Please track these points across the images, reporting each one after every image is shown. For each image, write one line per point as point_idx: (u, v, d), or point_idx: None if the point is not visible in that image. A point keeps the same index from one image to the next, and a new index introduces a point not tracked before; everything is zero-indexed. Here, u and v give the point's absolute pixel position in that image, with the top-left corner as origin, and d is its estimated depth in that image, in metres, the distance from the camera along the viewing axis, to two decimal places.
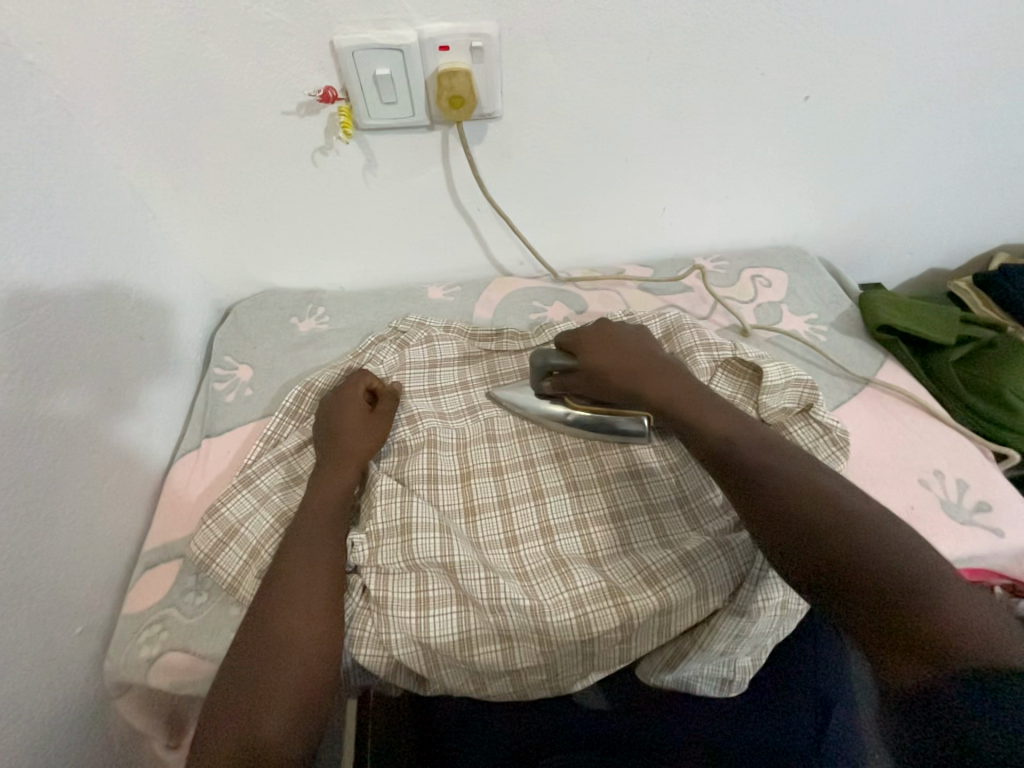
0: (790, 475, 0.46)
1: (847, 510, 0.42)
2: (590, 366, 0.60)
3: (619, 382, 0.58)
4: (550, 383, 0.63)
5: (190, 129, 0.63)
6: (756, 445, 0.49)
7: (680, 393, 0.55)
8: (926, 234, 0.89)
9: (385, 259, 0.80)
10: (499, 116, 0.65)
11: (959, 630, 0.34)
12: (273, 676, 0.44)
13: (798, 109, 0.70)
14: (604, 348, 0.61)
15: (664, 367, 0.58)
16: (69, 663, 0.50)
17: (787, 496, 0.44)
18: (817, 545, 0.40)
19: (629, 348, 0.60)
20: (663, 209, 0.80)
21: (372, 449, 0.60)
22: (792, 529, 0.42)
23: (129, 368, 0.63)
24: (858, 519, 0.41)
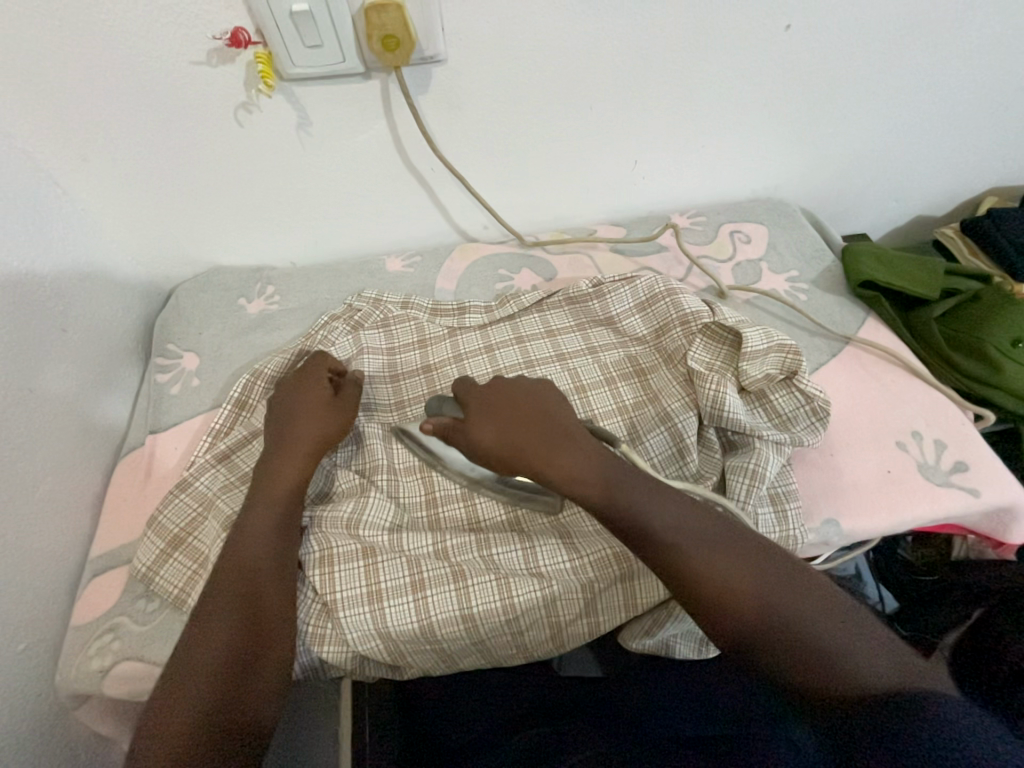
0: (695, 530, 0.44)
1: (742, 565, 0.42)
2: (474, 442, 0.51)
3: (529, 459, 0.48)
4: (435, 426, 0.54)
5: (85, 85, 0.55)
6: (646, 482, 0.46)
7: (554, 414, 0.51)
8: (915, 179, 0.84)
9: (336, 228, 0.74)
10: (443, 59, 0.58)
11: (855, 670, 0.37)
12: (255, 679, 0.43)
13: (778, 40, 0.63)
14: (477, 399, 0.53)
15: (535, 400, 0.52)
16: (17, 681, 0.48)
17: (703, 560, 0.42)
18: (747, 604, 0.41)
19: (503, 385, 0.53)
20: (635, 162, 0.74)
21: (320, 448, 0.54)
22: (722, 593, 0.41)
23: (53, 364, 0.57)
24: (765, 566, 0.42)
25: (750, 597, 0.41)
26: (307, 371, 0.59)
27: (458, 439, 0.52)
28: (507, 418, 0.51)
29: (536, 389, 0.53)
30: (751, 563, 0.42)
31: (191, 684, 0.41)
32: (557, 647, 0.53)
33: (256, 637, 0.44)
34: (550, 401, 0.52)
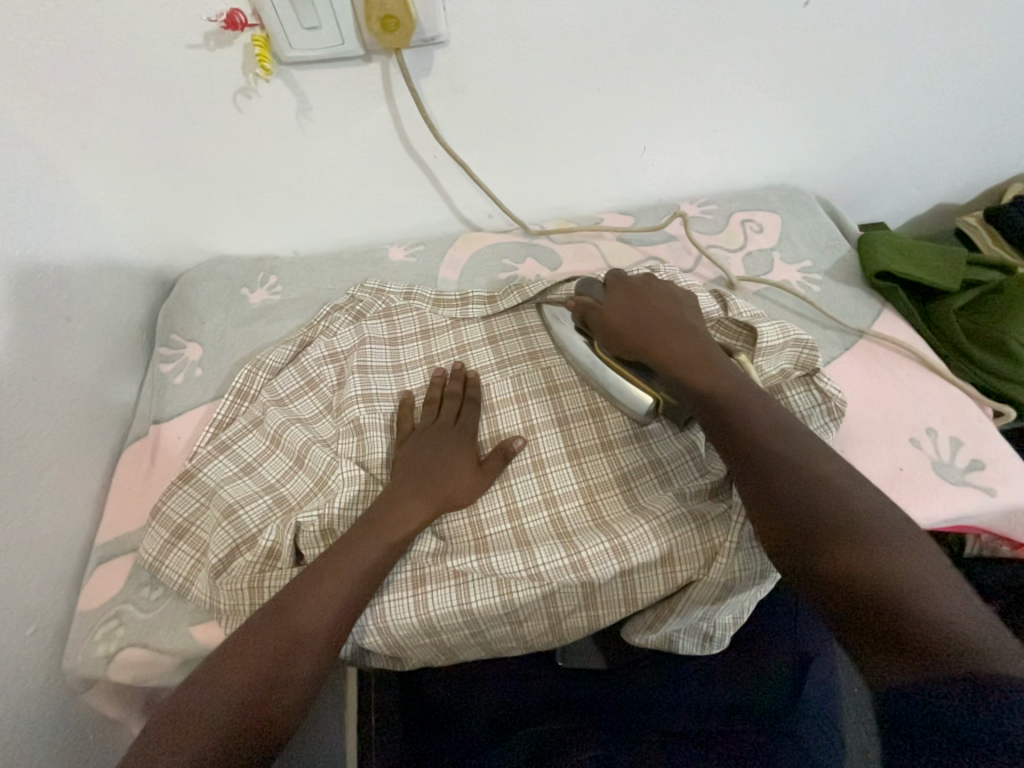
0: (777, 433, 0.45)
1: (794, 469, 0.42)
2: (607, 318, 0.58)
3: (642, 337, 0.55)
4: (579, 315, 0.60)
5: (82, 71, 0.54)
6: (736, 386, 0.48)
7: (687, 352, 0.53)
8: (936, 165, 0.81)
9: (338, 217, 0.73)
10: (445, 42, 0.56)
11: (944, 617, 0.33)
12: (296, 662, 0.42)
13: (795, 19, 0.61)
14: (626, 302, 0.58)
15: (683, 329, 0.55)
16: (25, 666, 0.49)
17: (780, 457, 0.43)
18: (796, 502, 0.41)
19: (653, 309, 0.57)
20: (643, 148, 0.71)
21: (425, 465, 0.55)
22: (793, 491, 0.42)
23: (57, 353, 0.58)
24: (848, 483, 0.41)
25: (801, 500, 0.41)
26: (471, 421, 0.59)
27: (593, 317, 0.59)
28: (665, 340, 0.54)
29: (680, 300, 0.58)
30: (843, 520, 0.39)
31: (240, 661, 0.41)
32: (557, 640, 0.53)
33: (298, 634, 0.43)
34: (700, 340, 0.54)
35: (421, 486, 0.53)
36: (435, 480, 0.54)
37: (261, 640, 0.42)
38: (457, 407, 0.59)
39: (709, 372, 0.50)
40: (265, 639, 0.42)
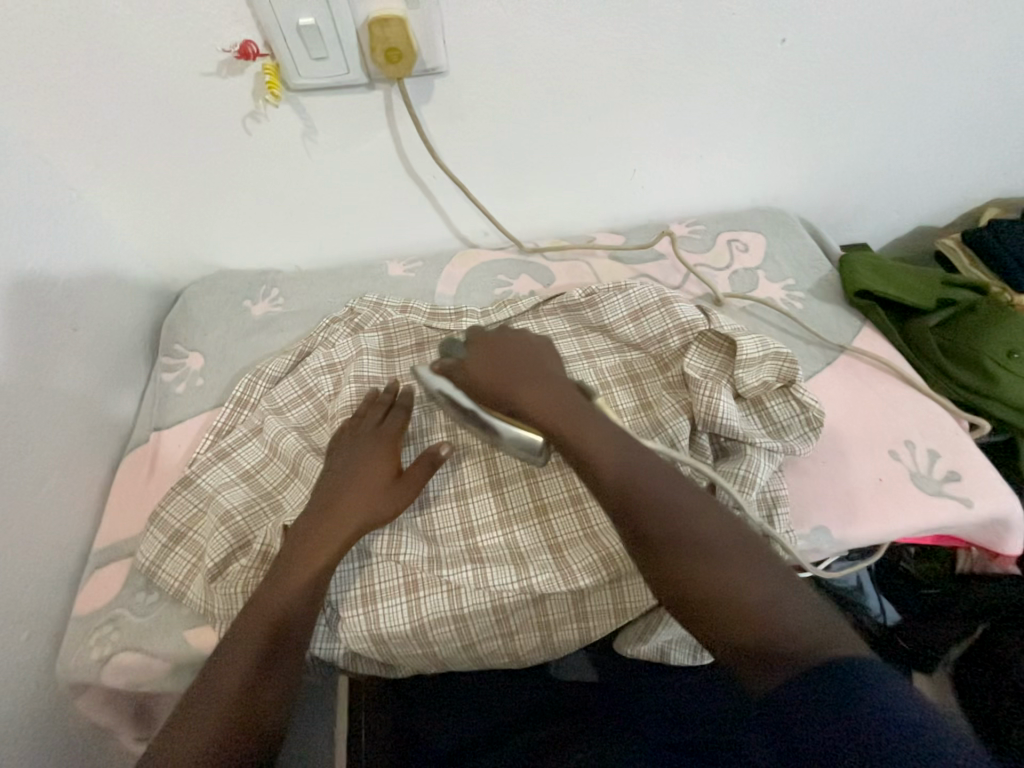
0: (655, 483, 0.46)
1: (671, 517, 0.44)
2: (472, 372, 0.55)
3: (525, 386, 0.53)
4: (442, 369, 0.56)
5: (98, 95, 0.57)
6: (611, 431, 0.48)
7: (552, 399, 0.51)
8: (914, 190, 0.84)
9: (339, 234, 0.76)
10: (444, 72, 0.60)
11: (799, 633, 0.38)
12: (285, 646, 0.45)
13: (773, 55, 0.65)
14: (484, 356, 0.56)
15: (546, 375, 0.54)
16: (19, 669, 0.49)
17: (658, 508, 0.44)
18: (678, 552, 0.43)
19: (515, 351, 0.56)
20: (633, 171, 0.75)
21: (352, 480, 0.52)
22: (674, 545, 0.43)
23: (62, 362, 0.59)
24: (707, 529, 0.43)
25: (683, 549, 0.43)
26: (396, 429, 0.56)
27: (455, 376, 0.55)
28: (514, 386, 0.53)
29: (535, 346, 0.57)
30: (729, 562, 0.42)
31: (227, 658, 0.44)
32: (549, 652, 0.54)
33: (278, 627, 0.45)
34: (561, 381, 0.53)
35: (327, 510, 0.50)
36: (355, 496, 0.51)
37: (245, 634, 0.45)
38: (382, 414, 0.57)
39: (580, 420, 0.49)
40: (248, 631, 0.45)
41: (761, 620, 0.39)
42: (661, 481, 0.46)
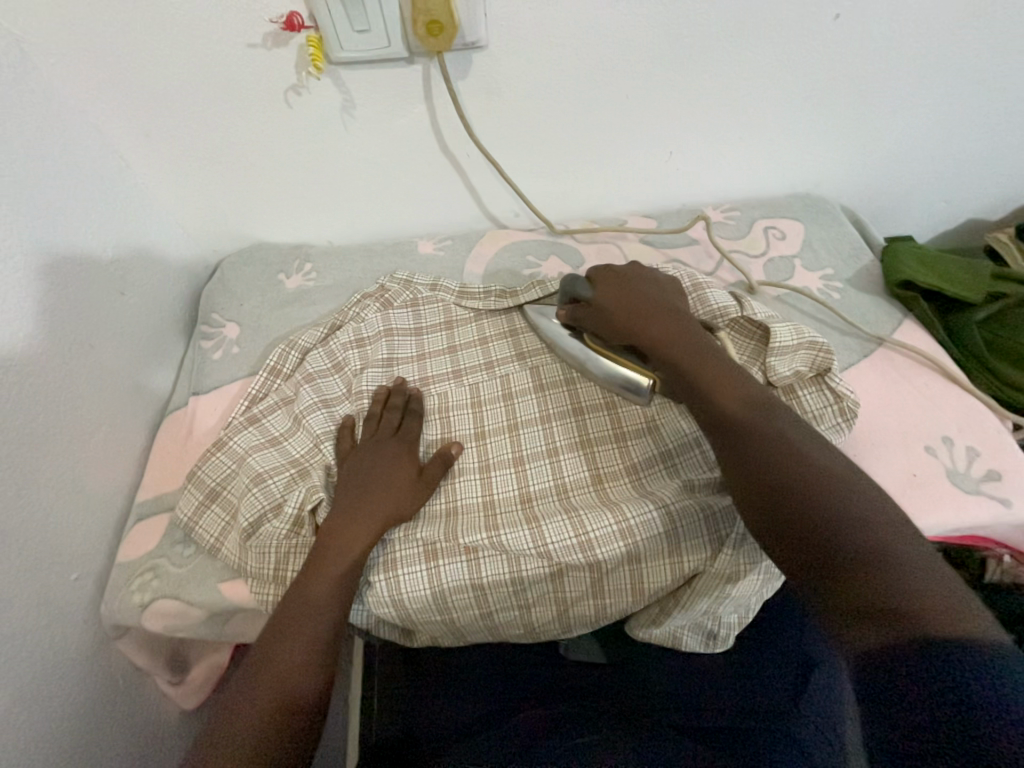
0: (740, 409, 0.46)
1: (780, 452, 0.43)
2: (601, 304, 0.57)
3: (631, 320, 0.55)
4: (568, 309, 0.59)
5: (149, 65, 0.59)
6: (710, 367, 0.49)
7: (677, 341, 0.52)
8: (968, 180, 0.80)
9: (372, 210, 0.76)
10: (483, 46, 0.59)
11: (900, 588, 0.33)
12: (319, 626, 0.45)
13: (825, 32, 0.62)
14: (613, 286, 0.57)
15: (680, 315, 0.54)
16: (68, 608, 0.53)
17: (765, 442, 0.44)
18: (789, 482, 0.41)
19: (640, 292, 0.56)
20: (670, 153, 0.73)
21: (377, 479, 0.54)
22: (757, 468, 0.43)
23: (110, 324, 0.62)
24: (815, 466, 0.41)
25: (791, 481, 0.41)
26: (414, 433, 0.59)
27: (581, 316, 0.58)
28: (639, 320, 0.54)
29: (665, 287, 0.58)
30: (836, 506, 0.38)
31: (269, 647, 0.44)
32: (564, 628, 0.55)
33: (312, 607, 0.46)
34: (677, 316, 0.54)
35: (354, 504, 0.52)
36: (380, 494, 0.53)
37: (284, 621, 0.45)
38: (398, 418, 0.60)
39: (693, 355, 0.51)
40: (287, 618, 0.46)
41: (869, 568, 0.35)
42: (765, 421, 0.45)
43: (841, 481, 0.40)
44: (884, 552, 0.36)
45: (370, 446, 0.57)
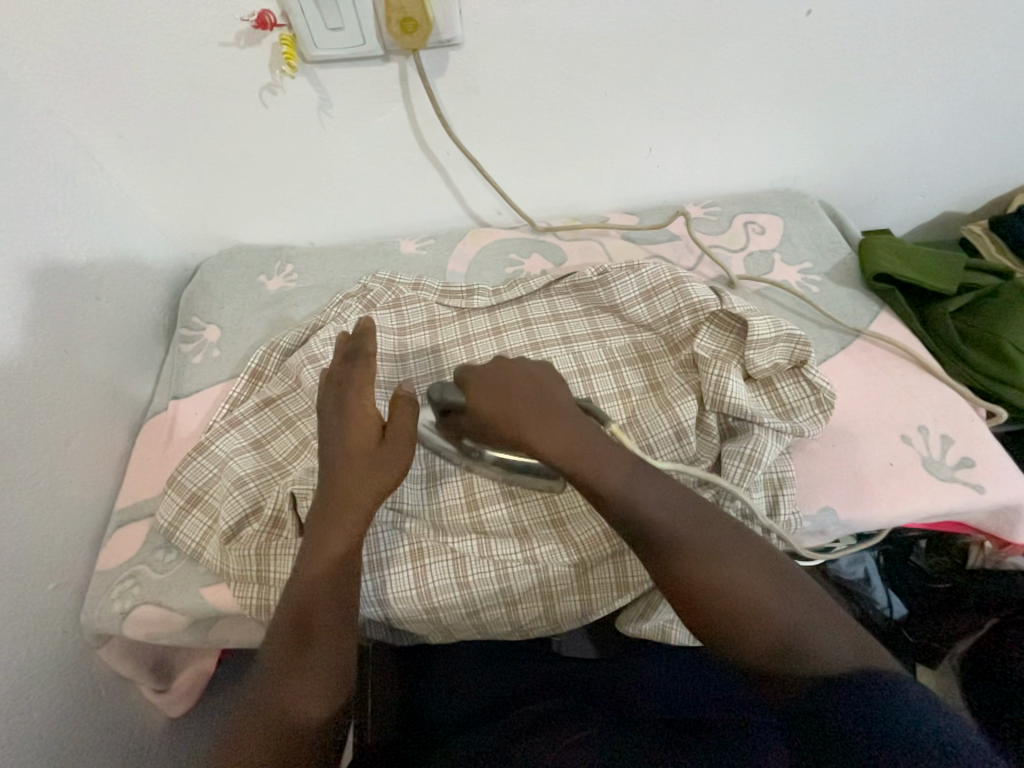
0: (657, 501, 0.46)
1: (692, 553, 0.44)
2: (475, 409, 0.51)
3: (513, 419, 0.49)
4: (442, 421, 0.55)
5: (120, 65, 0.58)
6: (615, 461, 0.47)
7: (578, 442, 0.48)
8: (942, 174, 0.82)
9: (353, 210, 0.76)
10: (460, 43, 0.59)
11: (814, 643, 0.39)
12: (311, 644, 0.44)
13: (798, 28, 0.63)
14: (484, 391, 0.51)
15: (564, 410, 0.50)
16: (47, 618, 0.52)
17: (678, 532, 0.45)
18: (702, 579, 0.43)
19: (519, 385, 0.51)
20: (649, 149, 0.73)
21: (348, 456, 0.49)
22: (677, 553, 0.44)
23: (85, 329, 0.61)
24: (725, 551, 0.44)
25: (705, 579, 0.43)
26: (404, 433, 0.49)
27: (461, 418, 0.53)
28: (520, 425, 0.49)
29: (538, 373, 0.53)
30: (752, 583, 0.42)
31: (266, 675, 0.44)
32: (552, 625, 0.55)
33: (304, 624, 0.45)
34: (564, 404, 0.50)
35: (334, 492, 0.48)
36: (355, 471, 0.48)
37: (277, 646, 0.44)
38: (358, 371, 0.52)
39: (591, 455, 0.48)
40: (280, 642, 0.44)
41: (787, 634, 0.40)
42: (675, 505, 0.47)
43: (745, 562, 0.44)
44: (793, 613, 0.41)
45: (340, 413, 0.51)
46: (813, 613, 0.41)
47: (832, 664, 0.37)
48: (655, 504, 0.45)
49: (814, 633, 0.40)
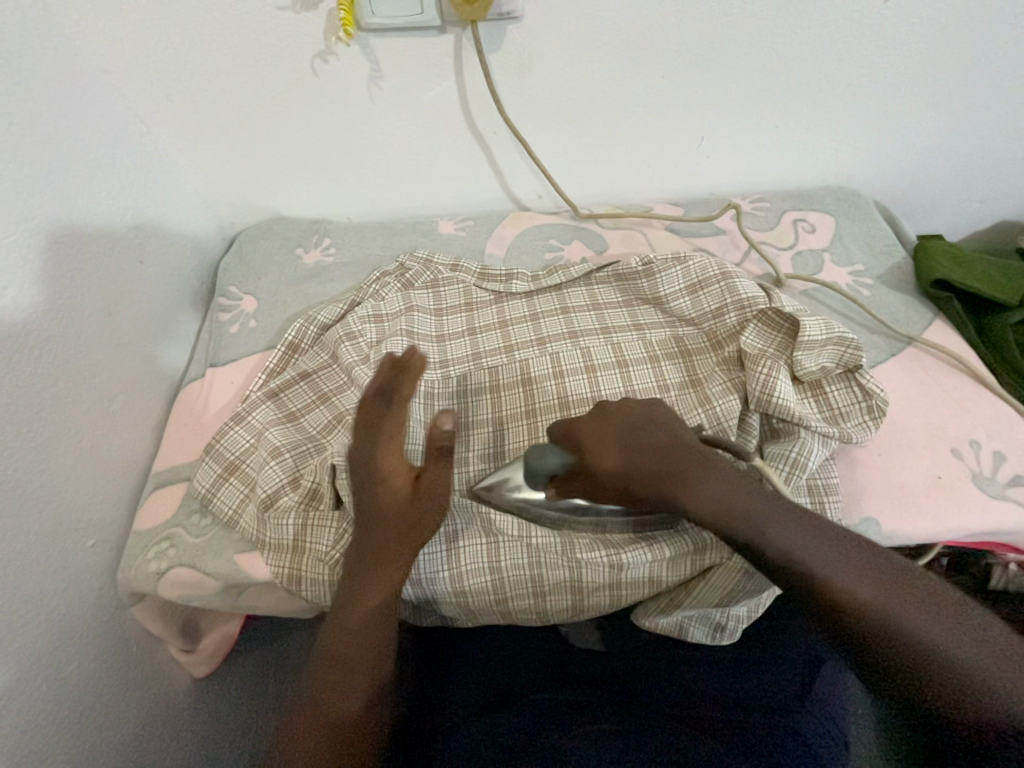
0: (797, 538, 0.41)
1: (815, 568, 0.40)
2: (597, 473, 0.48)
3: (645, 480, 0.46)
4: (552, 485, 0.49)
5: (176, 27, 0.58)
6: (746, 506, 0.43)
7: (683, 470, 0.46)
8: (1010, 177, 0.78)
9: (393, 187, 0.75)
10: (519, 17, 0.58)
11: (950, 677, 0.35)
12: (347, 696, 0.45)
13: (871, 15, 0.60)
14: (606, 441, 0.48)
15: (680, 446, 0.47)
16: (85, 574, 0.53)
17: (798, 551, 0.41)
18: (823, 595, 0.39)
19: (632, 428, 0.49)
20: (701, 139, 0.71)
21: (383, 502, 0.47)
22: (790, 561, 0.40)
23: (130, 292, 0.62)
24: (855, 564, 0.40)
25: (826, 595, 0.39)
26: (435, 488, 0.47)
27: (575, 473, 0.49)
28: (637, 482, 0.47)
29: (643, 408, 0.51)
30: (888, 606, 0.38)
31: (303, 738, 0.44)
32: (575, 615, 0.54)
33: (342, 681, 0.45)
34: (680, 447, 0.47)
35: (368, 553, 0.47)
36: (388, 527, 0.47)
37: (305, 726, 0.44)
38: (382, 411, 0.50)
39: (700, 477, 0.45)
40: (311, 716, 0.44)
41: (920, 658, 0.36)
42: (785, 518, 0.42)
43: (879, 581, 0.39)
44: (932, 636, 0.36)
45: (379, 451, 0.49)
46: (954, 642, 0.36)
47: (983, 695, 0.34)
48: (793, 542, 0.41)
49: (965, 663, 0.35)
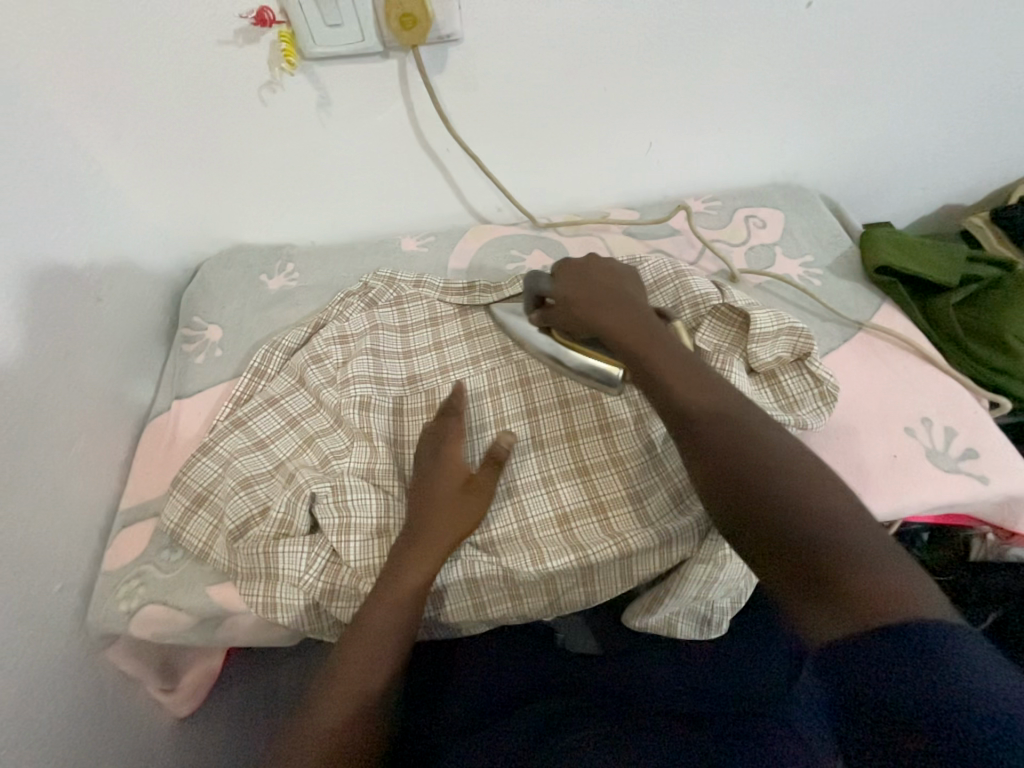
0: (725, 433, 0.43)
1: (743, 454, 0.42)
2: (562, 297, 0.57)
3: (587, 312, 0.55)
4: (537, 312, 0.60)
5: (120, 65, 0.58)
6: (698, 392, 0.46)
7: (629, 330, 0.52)
8: (946, 164, 0.81)
9: (353, 209, 0.76)
10: (459, 39, 0.59)
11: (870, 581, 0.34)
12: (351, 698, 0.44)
13: (796, 20, 0.63)
14: (575, 281, 0.57)
15: (633, 304, 0.54)
16: (53, 620, 0.52)
17: (724, 443, 0.43)
18: (753, 482, 0.40)
19: (604, 282, 0.57)
20: (649, 145, 0.74)
21: (424, 496, 0.52)
22: (724, 455, 0.42)
23: (89, 329, 0.61)
24: (782, 461, 0.41)
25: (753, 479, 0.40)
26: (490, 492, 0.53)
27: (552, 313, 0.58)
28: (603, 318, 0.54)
29: (622, 271, 0.58)
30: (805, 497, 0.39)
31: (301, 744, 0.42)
32: (552, 613, 0.55)
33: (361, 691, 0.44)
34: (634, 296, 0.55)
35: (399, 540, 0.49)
36: (441, 516, 0.51)
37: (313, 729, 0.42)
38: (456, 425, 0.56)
39: (652, 347, 0.50)
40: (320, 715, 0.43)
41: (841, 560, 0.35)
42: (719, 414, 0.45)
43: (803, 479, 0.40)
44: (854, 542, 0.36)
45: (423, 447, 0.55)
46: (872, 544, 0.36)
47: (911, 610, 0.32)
48: (718, 437, 0.43)
49: (887, 574, 0.34)
